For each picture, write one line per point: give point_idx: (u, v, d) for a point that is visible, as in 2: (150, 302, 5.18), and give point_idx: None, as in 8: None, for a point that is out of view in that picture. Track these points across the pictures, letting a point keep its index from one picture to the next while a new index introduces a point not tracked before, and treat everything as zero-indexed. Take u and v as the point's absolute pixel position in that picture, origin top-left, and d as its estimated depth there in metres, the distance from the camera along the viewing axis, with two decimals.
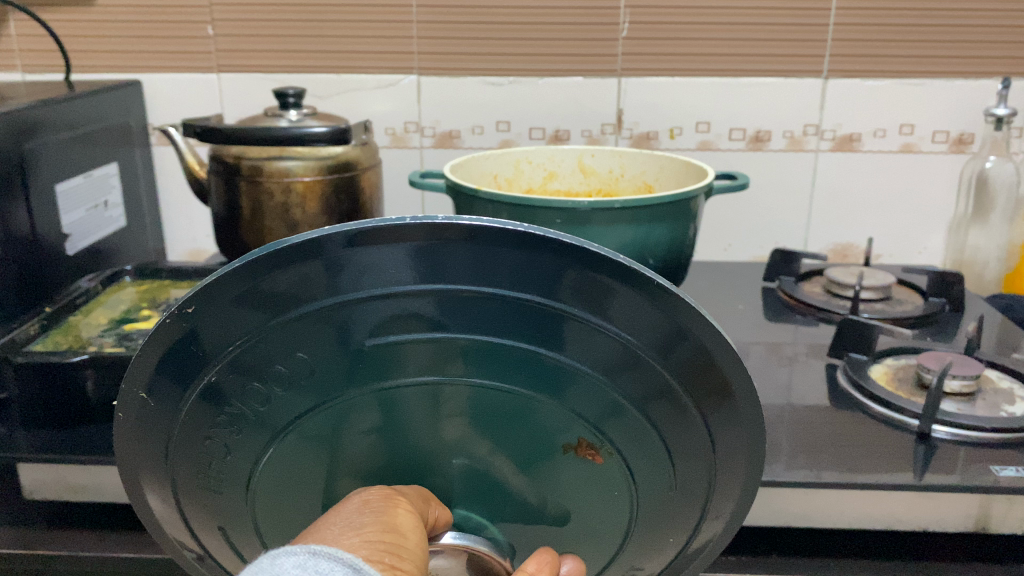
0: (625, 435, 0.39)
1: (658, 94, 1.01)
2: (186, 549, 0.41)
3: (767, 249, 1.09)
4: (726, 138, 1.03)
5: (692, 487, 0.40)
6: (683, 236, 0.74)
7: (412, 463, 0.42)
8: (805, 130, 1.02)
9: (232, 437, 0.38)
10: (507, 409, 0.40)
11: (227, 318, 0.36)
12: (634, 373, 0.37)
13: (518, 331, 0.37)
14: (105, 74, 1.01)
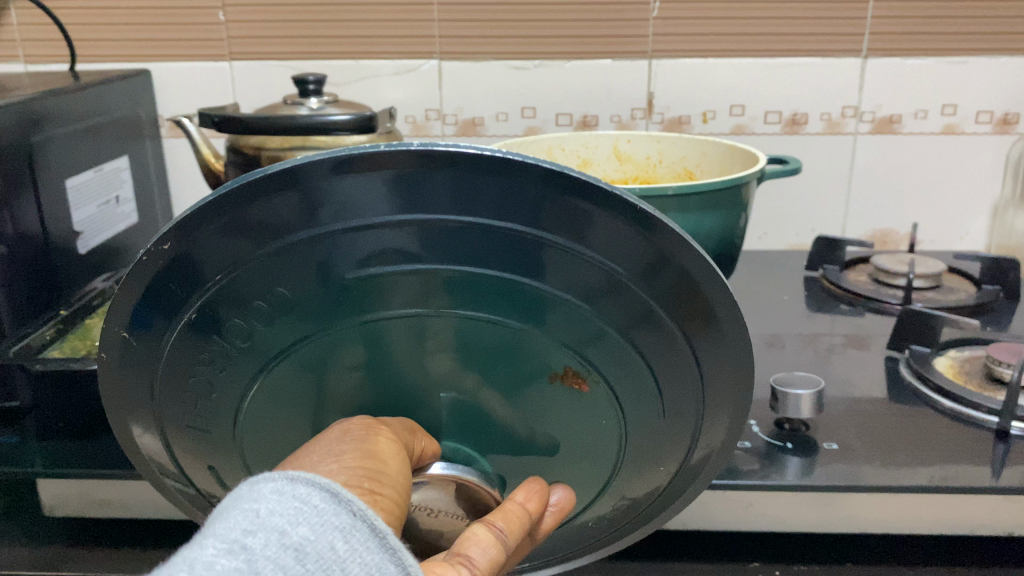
0: (605, 360, 0.40)
1: (690, 76, 0.97)
2: (179, 481, 0.44)
3: (804, 237, 1.06)
4: (761, 122, 0.99)
5: (677, 411, 0.41)
6: (733, 226, 0.70)
7: (401, 397, 0.43)
8: (843, 112, 0.98)
9: (217, 372, 0.39)
10: (489, 340, 0.41)
11: (206, 252, 0.36)
12: (615, 300, 0.38)
13: (503, 265, 0.37)
14: (111, 63, 0.97)
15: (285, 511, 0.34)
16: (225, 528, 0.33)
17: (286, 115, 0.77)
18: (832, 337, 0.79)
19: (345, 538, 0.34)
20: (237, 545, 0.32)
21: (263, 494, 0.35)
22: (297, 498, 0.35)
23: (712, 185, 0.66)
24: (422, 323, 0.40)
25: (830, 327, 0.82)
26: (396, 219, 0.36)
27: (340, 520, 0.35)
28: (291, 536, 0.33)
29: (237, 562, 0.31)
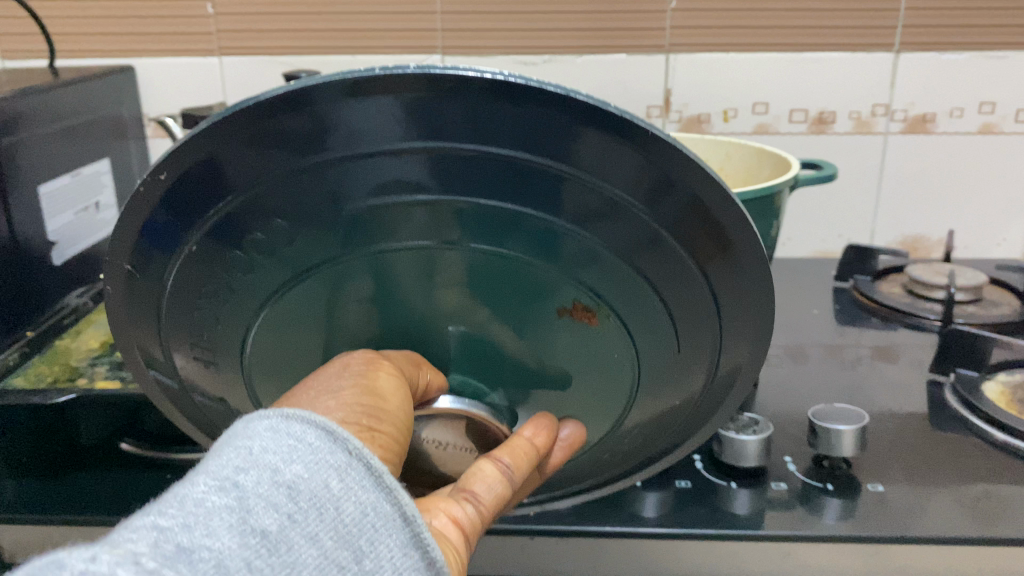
0: (617, 293, 0.39)
1: (710, 72, 0.91)
2: (199, 401, 0.45)
3: (830, 243, 1.00)
4: (786, 121, 0.93)
5: (690, 343, 0.40)
6: (763, 239, 0.64)
7: (411, 328, 0.42)
8: (873, 110, 0.92)
9: (225, 301, 0.39)
10: (501, 274, 0.39)
11: (208, 179, 0.35)
12: (632, 235, 0.37)
13: (520, 198, 0.36)
14: (93, 59, 0.91)
15: (280, 448, 0.33)
16: (217, 465, 0.32)
17: None
18: (864, 356, 0.73)
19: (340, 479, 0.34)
20: (228, 483, 0.31)
21: (257, 432, 0.34)
22: (292, 435, 0.34)
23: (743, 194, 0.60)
24: (431, 254, 0.38)
25: (861, 345, 0.76)
26: (407, 145, 0.34)
27: (337, 458, 0.34)
28: (285, 475, 0.32)
29: (228, 500, 0.30)
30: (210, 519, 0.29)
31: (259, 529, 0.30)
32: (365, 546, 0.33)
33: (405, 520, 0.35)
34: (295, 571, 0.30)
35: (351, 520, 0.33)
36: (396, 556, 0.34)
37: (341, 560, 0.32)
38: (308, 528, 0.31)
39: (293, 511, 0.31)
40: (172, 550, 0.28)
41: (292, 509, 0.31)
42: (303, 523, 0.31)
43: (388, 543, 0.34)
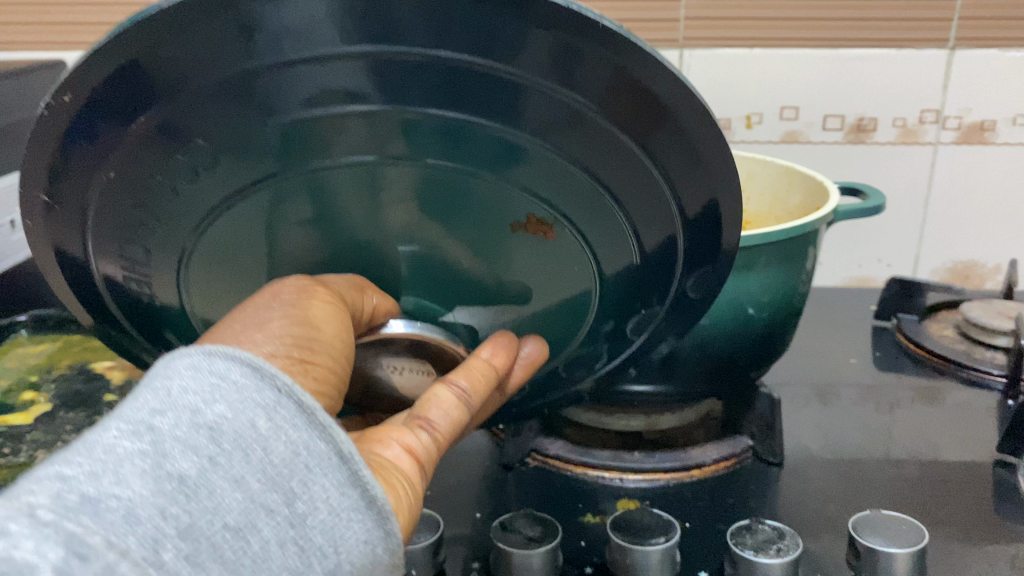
0: (576, 202, 0.36)
1: (731, 71, 0.78)
2: (125, 331, 0.42)
3: (868, 268, 0.88)
4: (819, 128, 0.80)
5: (649, 247, 0.38)
6: (790, 288, 0.53)
7: (355, 249, 0.39)
8: (921, 116, 0.79)
9: (155, 229, 0.35)
10: (454, 195, 0.36)
11: (117, 98, 0.30)
12: (593, 142, 0.33)
13: (480, 111, 0.31)
14: (22, 52, 0.80)
15: (202, 388, 0.26)
16: (131, 408, 0.25)
17: None
18: (915, 419, 0.61)
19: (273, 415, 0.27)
20: (142, 426, 0.24)
21: (174, 372, 0.27)
22: (211, 371, 0.27)
23: (766, 234, 0.50)
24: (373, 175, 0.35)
25: (909, 403, 0.64)
26: (346, 50, 0.29)
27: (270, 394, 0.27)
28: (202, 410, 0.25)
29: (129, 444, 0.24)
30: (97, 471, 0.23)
31: (160, 474, 0.23)
32: (298, 489, 0.26)
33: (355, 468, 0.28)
34: (218, 520, 0.23)
35: (282, 463, 0.26)
36: (333, 498, 0.26)
37: (270, 503, 0.25)
38: (231, 470, 0.24)
39: (216, 454, 0.25)
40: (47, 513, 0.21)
41: (214, 451, 0.24)
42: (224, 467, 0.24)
43: (324, 483, 0.26)
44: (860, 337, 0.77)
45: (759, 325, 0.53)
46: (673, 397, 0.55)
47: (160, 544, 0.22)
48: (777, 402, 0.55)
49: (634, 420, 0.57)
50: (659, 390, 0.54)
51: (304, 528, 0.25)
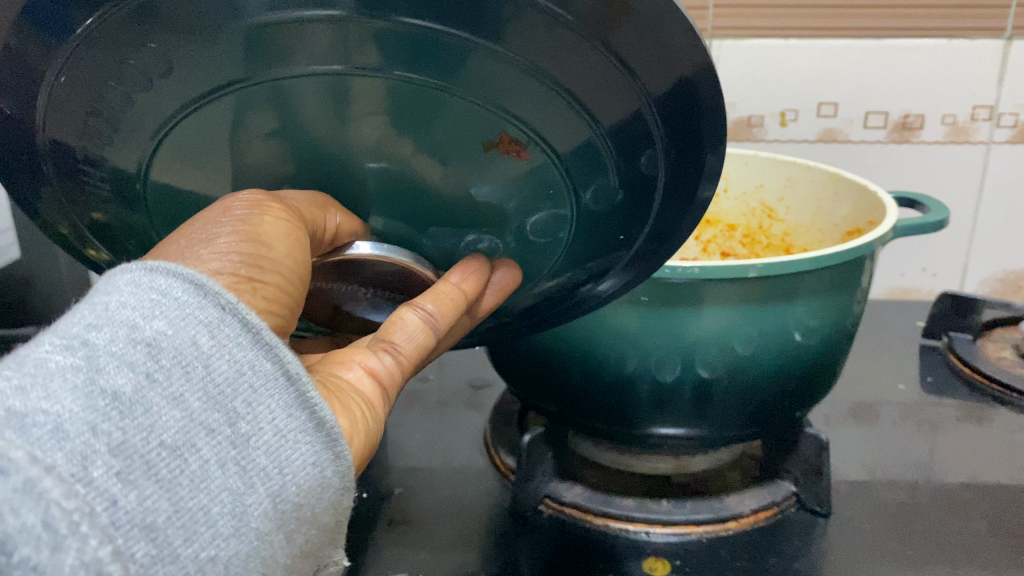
0: (557, 122, 0.31)
1: (763, 63, 0.72)
2: (63, 238, 0.38)
3: (910, 277, 0.82)
4: (860, 126, 0.74)
5: (637, 180, 0.34)
6: (841, 318, 0.48)
7: (318, 163, 0.34)
8: (973, 113, 0.72)
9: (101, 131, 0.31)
10: (422, 112, 0.31)
11: None
12: (582, 61, 0.28)
13: (456, 20, 0.27)
14: None
15: (142, 301, 0.24)
16: (66, 323, 0.24)
17: None
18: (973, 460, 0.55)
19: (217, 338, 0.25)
20: (77, 340, 0.23)
21: (113, 287, 0.25)
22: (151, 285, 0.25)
23: (817, 259, 0.44)
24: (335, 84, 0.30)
25: (970, 440, 0.58)
26: None
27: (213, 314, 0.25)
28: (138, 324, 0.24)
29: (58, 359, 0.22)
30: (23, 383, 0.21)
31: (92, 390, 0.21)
32: (241, 409, 0.24)
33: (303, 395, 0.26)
34: (156, 435, 0.22)
35: (225, 381, 0.24)
36: (280, 416, 0.25)
37: (212, 422, 0.23)
38: (170, 388, 0.23)
39: (155, 368, 0.23)
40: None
41: (152, 366, 0.23)
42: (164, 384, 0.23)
43: (270, 402, 0.25)
44: (904, 360, 0.70)
45: (806, 360, 0.47)
46: (711, 440, 0.49)
47: (91, 459, 0.20)
48: (823, 446, 0.50)
49: (663, 463, 0.53)
50: (694, 431, 0.49)
51: (248, 448, 0.24)
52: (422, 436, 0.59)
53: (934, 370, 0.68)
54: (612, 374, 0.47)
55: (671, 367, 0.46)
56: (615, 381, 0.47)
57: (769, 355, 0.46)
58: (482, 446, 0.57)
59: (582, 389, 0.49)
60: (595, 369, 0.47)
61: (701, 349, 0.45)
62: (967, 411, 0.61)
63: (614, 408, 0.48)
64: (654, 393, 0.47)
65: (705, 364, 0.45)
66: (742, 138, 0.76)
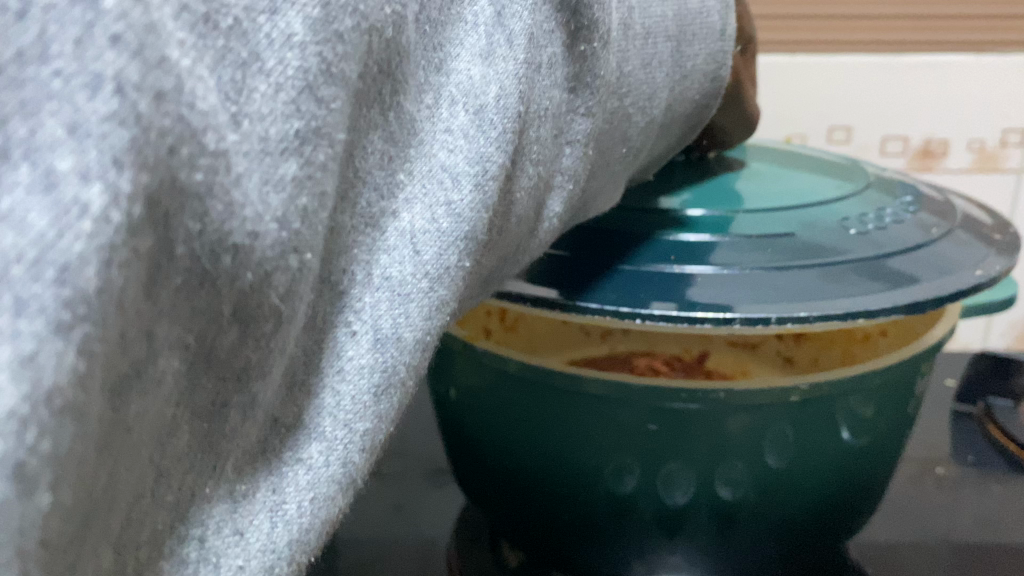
0: (798, 261, 0.34)
1: (770, 83, 0.64)
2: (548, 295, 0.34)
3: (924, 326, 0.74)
4: (876, 153, 0.66)
5: (804, 295, 0.32)
6: (894, 423, 0.39)
7: (658, 250, 0.36)
8: (1003, 138, 0.66)
9: (638, 237, 0.37)
10: (923, 256, 0.36)
11: (761, 226, 0.37)
12: (790, 252, 0.35)
13: (767, 248, 0.35)
14: None
15: None
16: None
17: None
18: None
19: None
20: None
21: None
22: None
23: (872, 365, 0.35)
24: (965, 243, 0.38)
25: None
26: (735, 256, 0.35)
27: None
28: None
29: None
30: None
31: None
32: None
33: (537, 107, 0.21)
34: None
35: None
36: None
37: None
38: None
39: None
40: (111, 58, 0.11)
41: None
42: (402, 7, 0.17)
43: None
44: (932, 432, 0.61)
45: (852, 479, 0.38)
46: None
47: None
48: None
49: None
50: (712, 571, 0.39)
51: None
52: (379, 531, 0.48)
53: (972, 443, 0.60)
54: (607, 496, 0.37)
55: (683, 487, 0.37)
56: (611, 504, 0.38)
57: (808, 468, 0.37)
58: (443, 554, 0.46)
59: (567, 518, 0.39)
60: (585, 493, 0.38)
61: (723, 466, 0.36)
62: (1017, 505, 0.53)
63: (610, 541, 0.39)
64: (661, 518, 0.38)
65: (728, 482, 0.36)
66: None
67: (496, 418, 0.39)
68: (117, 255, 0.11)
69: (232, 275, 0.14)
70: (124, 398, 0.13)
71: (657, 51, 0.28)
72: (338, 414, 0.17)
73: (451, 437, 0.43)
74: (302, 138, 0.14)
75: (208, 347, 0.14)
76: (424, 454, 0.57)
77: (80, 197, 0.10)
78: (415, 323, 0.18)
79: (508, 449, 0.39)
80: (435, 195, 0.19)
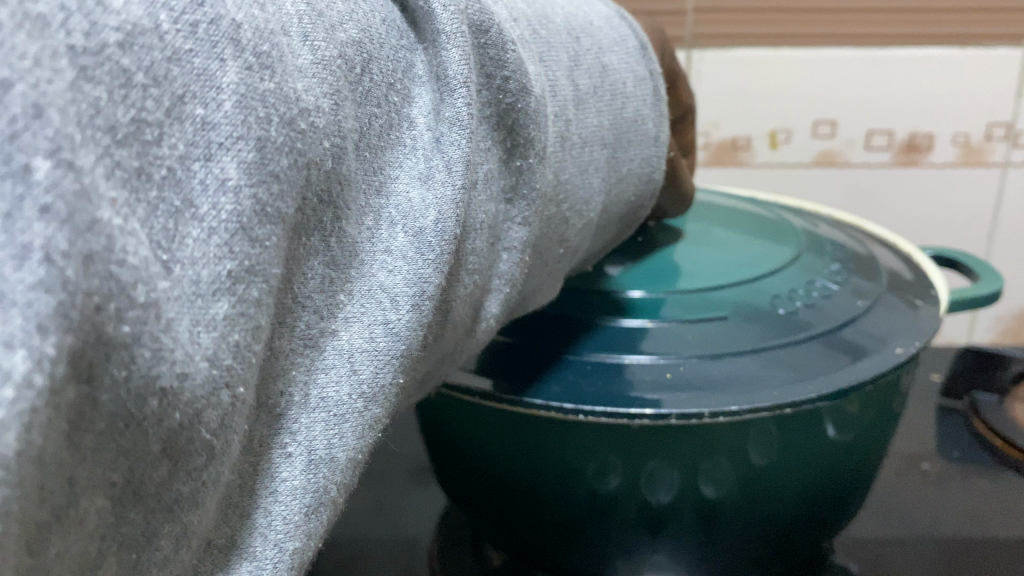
0: (733, 344, 0.35)
1: (754, 78, 0.64)
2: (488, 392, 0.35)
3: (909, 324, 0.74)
4: (861, 148, 0.66)
5: (734, 379, 0.34)
6: (878, 421, 0.38)
7: (595, 335, 0.37)
8: (988, 133, 0.65)
9: (576, 318, 0.38)
10: (846, 338, 0.37)
11: (699, 303, 0.38)
12: (728, 332, 0.36)
13: (704, 328, 0.36)
14: None
15: None
16: None
17: None
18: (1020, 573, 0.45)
19: (427, 104, 0.23)
20: None
21: None
22: (386, 15, 0.22)
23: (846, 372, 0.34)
24: (889, 317, 0.39)
25: (1009, 536, 0.49)
26: (673, 340, 0.36)
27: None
28: (322, 10, 0.20)
29: (128, 8, 0.15)
30: (101, 106, 0.14)
31: (273, 143, 0.17)
32: None
33: (476, 219, 0.24)
34: None
35: None
36: None
37: None
38: None
39: None
40: (39, 229, 0.12)
41: None
42: (343, 140, 0.19)
43: None
44: (918, 428, 0.61)
45: (836, 475, 0.38)
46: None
47: None
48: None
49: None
50: (699, 569, 0.38)
51: None
52: (359, 531, 0.48)
53: (958, 440, 0.59)
54: (590, 497, 0.37)
55: (667, 486, 0.36)
56: (592, 504, 0.37)
57: (794, 465, 0.36)
58: (426, 553, 0.46)
59: (550, 517, 0.38)
60: (568, 493, 0.37)
61: (706, 464, 0.35)
62: (1002, 501, 0.52)
63: (594, 540, 0.38)
64: (645, 518, 0.37)
65: (712, 480, 0.36)
66: (727, 162, 0.68)
67: (476, 419, 0.38)
68: (37, 416, 0.12)
69: (159, 415, 0.15)
70: (42, 545, 0.14)
71: (593, 159, 0.30)
72: (270, 533, 0.19)
73: (432, 436, 0.42)
74: (233, 278, 0.16)
75: (138, 482, 0.16)
76: (409, 451, 0.56)
77: (4, 366, 0.12)
78: (347, 443, 0.20)
79: (490, 451, 0.38)
80: (374, 315, 0.21)
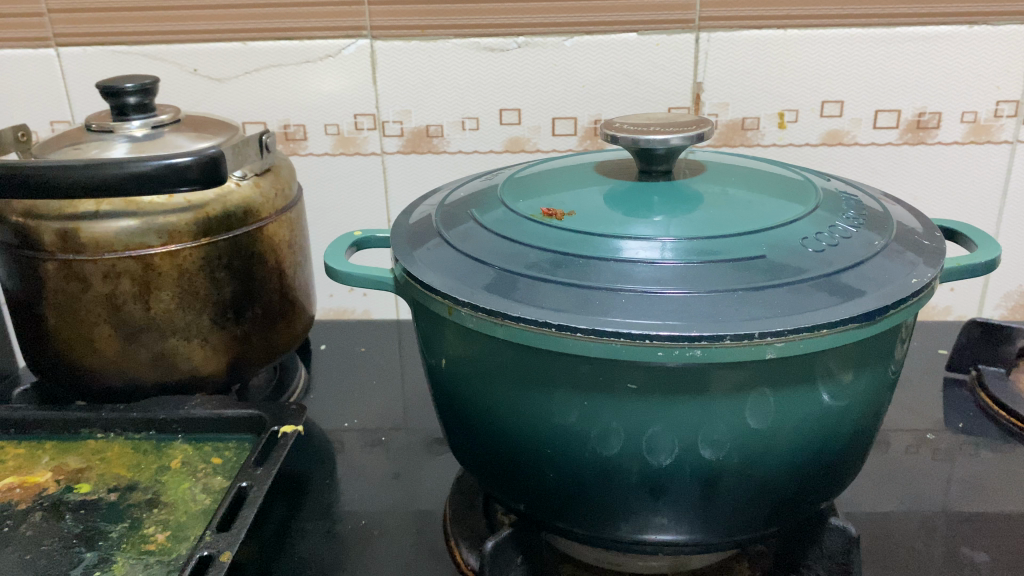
0: (784, 275, 0.36)
1: (761, 57, 0.65)
2: (557, 322, 0.35)
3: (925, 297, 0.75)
4: (869, 126, 0.67)
5: (784, 307, 0.34)
6: (873, 388, 0.39)
7: (649, 272, 0.37)
8: (996, 109, 0.66)
9: (630, 257, 0.37)
10: (869, 273, 0.37)
11: (746, 241, 0.38)
12: (776, 265, 0.37)
13: (753, 264, 0.37)
14: None
15: None
16: None
17: (95, 160, 0.45)
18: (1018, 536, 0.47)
19: None
20: None
21: None
22: None
23: (841, 340, 0.35)
24: (902, 255, 0.39)
25: (1010, 500, 0.50)
26: (727, 274, 0.36)
27: None
28: None
29: None
30: None
31: None
32: None
33: None
34: None
35: None
36: None
37: None
38: None
39: None
40: None
41: None
42: None
43: None
44: (927, 402, 0.62)
45: (832, 438, 0.39)
46: (716, 536, 0.40)
47: None
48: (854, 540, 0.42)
49: (658, 560, 0.45)
50: (693, 532, 0.40)
51: None
52: (377, 500, 0.49)
53: (962, 411, 0.60)
54: (593, 459, 0.38)
55: (667, 449, 0.37)
56: (596, 467, 0.38)
57: (788, 430, 0.37)
58: (440, 519, 0.47)
59: (555, 482, 0.40)
60: (573, 455, 0.39)
61: (705, 428, 0.36)
62: (1003, 469, 0.53)
63: (595, 502, 0.40)
64: (647, 482, 0.38)
65: (709, 444, 0.37)
66: (735, 142, 0.69)
67: (485, 386, 0.40)
68: None
69: None
70: None
71: None
72: None
73: (447, 405, 0.44)
74: None
75: None
76: (427, 423, 0.58)
77: None
78: None
79: (499, 416, 0.40)
80: None
